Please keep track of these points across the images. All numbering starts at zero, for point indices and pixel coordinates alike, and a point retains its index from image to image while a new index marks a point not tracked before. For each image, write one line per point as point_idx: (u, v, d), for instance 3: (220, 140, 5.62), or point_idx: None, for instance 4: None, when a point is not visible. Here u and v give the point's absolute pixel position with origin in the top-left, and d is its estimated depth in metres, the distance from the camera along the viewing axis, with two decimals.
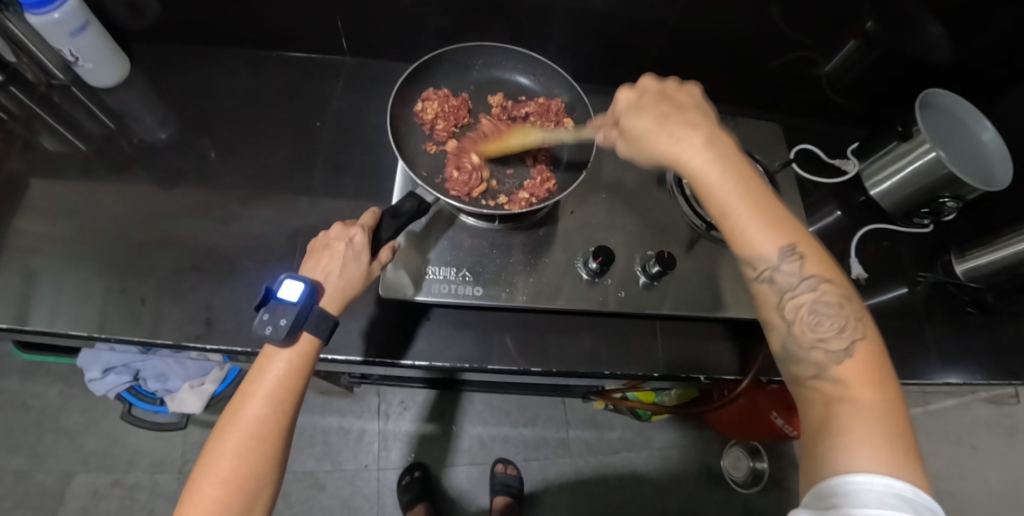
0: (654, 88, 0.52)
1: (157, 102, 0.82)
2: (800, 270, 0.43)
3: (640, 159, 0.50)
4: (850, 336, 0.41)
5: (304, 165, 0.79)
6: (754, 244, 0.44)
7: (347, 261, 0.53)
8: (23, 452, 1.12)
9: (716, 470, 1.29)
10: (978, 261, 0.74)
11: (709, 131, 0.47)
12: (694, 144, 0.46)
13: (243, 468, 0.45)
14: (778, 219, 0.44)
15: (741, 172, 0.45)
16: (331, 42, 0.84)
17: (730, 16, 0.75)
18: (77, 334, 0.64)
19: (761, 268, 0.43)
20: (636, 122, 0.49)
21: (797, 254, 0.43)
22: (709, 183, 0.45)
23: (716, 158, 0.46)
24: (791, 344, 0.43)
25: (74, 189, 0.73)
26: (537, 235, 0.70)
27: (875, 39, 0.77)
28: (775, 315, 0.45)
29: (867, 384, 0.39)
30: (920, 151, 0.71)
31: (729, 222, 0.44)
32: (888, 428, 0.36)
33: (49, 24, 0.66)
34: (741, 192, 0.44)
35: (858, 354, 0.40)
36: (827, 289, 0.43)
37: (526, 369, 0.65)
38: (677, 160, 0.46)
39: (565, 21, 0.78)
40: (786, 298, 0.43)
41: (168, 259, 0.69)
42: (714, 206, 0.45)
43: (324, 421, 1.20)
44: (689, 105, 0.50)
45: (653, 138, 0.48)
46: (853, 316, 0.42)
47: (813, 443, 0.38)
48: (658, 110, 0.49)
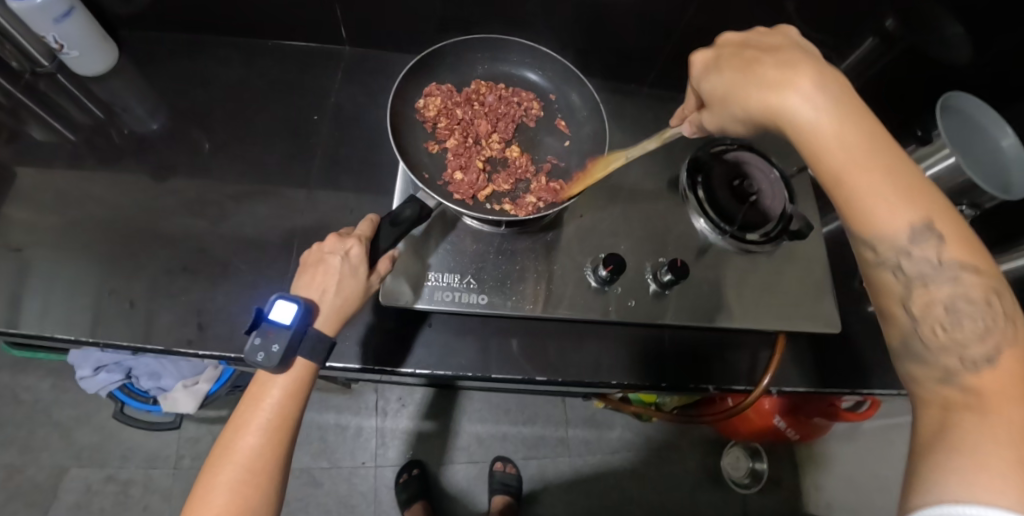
0: (742, 40, 0.46)
1: (148, 91, 0.78)
2: (936, 256, 0.38)
3: (728, 116, 0.45)
4: (995, 341, 0.36)
5: (302, 161, 0.76)
6: (878, 218, 0.39)
7: (343, 276, 0.51)
8: (15, 446, 1.10)
9: (714, 470, 1.29)
10: (990, 269, 0.76)
11: (822, 76, 0.40)
12: (802, 86, 0.39)
13: (238, 503, 0.44)
14: (912, 183, 0.38)
15: (860, 122, 0.39)
16: (328, 31, 0.80)
17: (747, 12, 0.72)
18: (64, 339, 0.61)
19: (886, 251, 0.39)
20: (723, 79, 0.45)
21: (933, 233, 0.38)
22: (824, 135, 0.39)
23: (830, 102, 0.39)
24: (915, 343, 0.39)
25: (61, 182, 0.70)
26: (543, 239, 0.68)
27: (894, 37, 0.76)
28: (898, 308, 0.40)
29: (1012, 398, 0.34)
30: (940, 155, 0.69)
31: (838, 188, 0.39)
32: None
33: (30, 10, 0.63)
34: (864, 152, 0.38)
35: (1004, 365, 0.35)
36: (971, 281, 0.38)
37: (531, 378, 0.63)
38: (779, 115, 0.41)
39: (575, 15, 0.75)
40: (916, 289, 0.39)
41: (159, 260, 0.66)
42: (826, 168, 0.39)
43: (321, 418, 1.19)
44: (784, 44, 0.44)
45: (741, 91, 0.43)
46: (997, 318, 0.37)
47: (922, 458, 0.34)
48: (752, 59, 0.43)
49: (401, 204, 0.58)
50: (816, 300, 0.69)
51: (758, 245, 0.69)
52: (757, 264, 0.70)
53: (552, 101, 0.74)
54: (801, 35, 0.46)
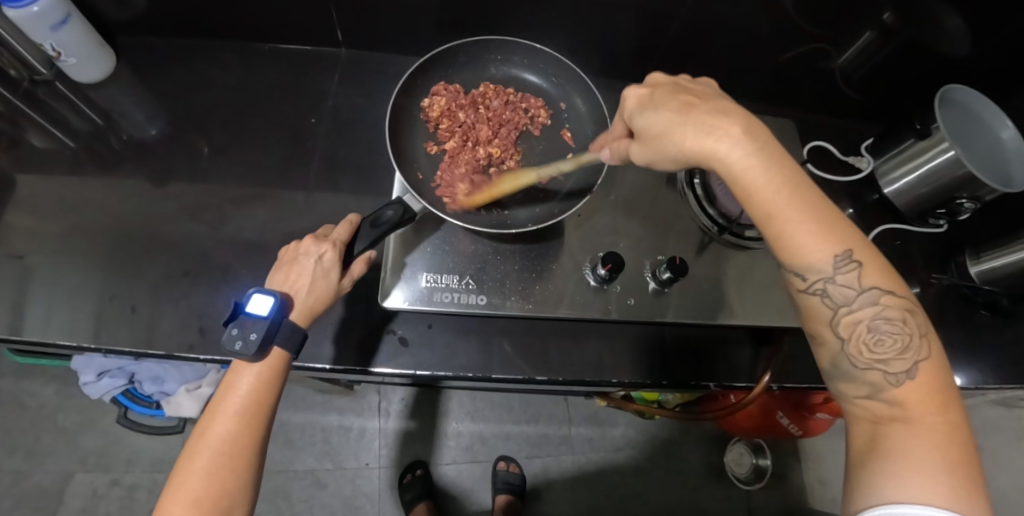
0: (665, 83, 0.49)
1: (146, 96, 0.79)
2: (856, 281, 0.42)
3: (663, 156, 0.46)
4: (911, 358, 0.41)
5: (301, 164, 0.76)
6: (807, 249, 0.43)
7: (316, 277, 0.52)
8: (21, 451, 1.11)
9: (718, 466, 1.29)
10: (993, 263, 0.73)
11: (740, 121, 0.44)
12: (729, 134, 0.43)
13: (215, 487, 0.45)
14: (832, 218, 0.43)
15: (781, 167, 0.43)
16: (326, 33, 0.81)
17: (744, 8, 0.72)
18: (67, 345, 0.61)
19: (813, 278, 0.43)
20: (654, 118, 0.46)
21: (853, 261, 0.42)
22: (751, 179, 0.43)
23: (754, 151, 0.43)
24: (844, 363, 0.43)
25: (61, 189, 0.71)
26: (542, 239, 0.67)
27: (892, 31, 0.74)
28: (827, 330, 0.44)
29: (929, 407, 0.40)
30: (938, 149, 0.69)
31: (773, 227, 0.43)
32: (950, 453, 0.37)
33: (27, 18, 0.63)
34: (789, 194, 0.42)
35: (920, 377, 0.41)
36: (887, 302, 0.43)
37: (531, 378, 0.63)
38: (710, 153, 0.43)
39: (571, 14, 0.75)
40: (841, 312, 0.43)
41: (159, 265, 0.66)
42: (761, 209, 0.43)
43: (324, 419, 1.19)
44: (709, 95, 0.47)
45: (676, 132, 0.44)
46: (912, 331, 0.42)
47: (859, 466, 0.40)
48: (677, 102, 0.46)
49: (384, 205, 0.58)
50: None
51: (757, 242, 0.69)
52: (758, 261, 0.70)
53: (560, 110, 0.73)
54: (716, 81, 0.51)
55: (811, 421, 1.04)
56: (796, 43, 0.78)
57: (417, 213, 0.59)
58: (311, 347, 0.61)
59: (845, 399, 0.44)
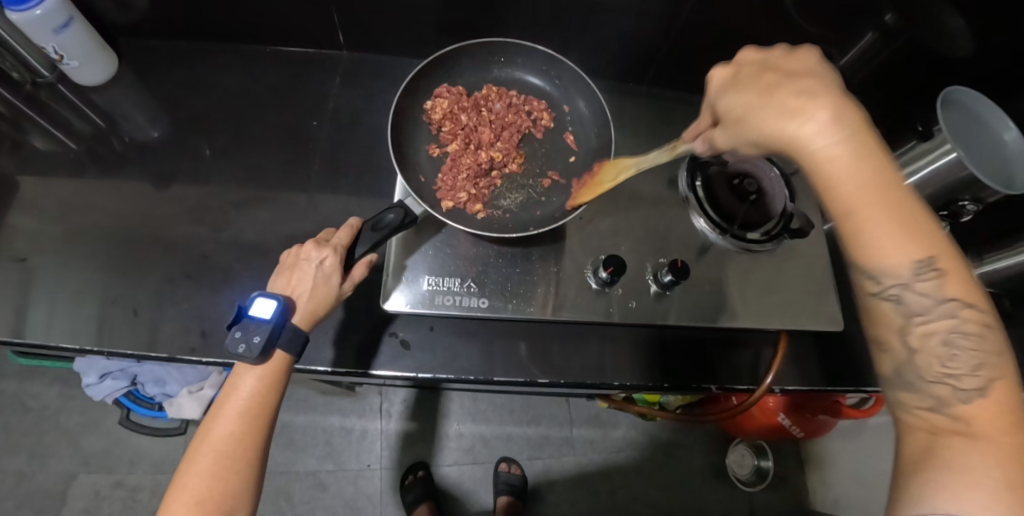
0: (753, 58, 0.45)
1: (147, 99, 0.79)
2: (935, 290, 0.40)
3: (737, 139, 0.45)
4: (985, 375, 0.38)
5: (302, 166, 0.76)
6: (885, 253, 0.40)
7: (316, 283, 0.52)
8: (24, 452, 1.11)
9: (720, 468, 1.29)
10: (996, 263, 0.74)
11: (835, 104, 0.40)
12: (821, 119, 0.39)
13: (217, 487, 0.45)
14: (916, 221, 0.40)
15: (876, 160, 0.39)
16: (326, 36, 0.81)
17: (745, 10, 0.72)
18: (70, 348, 0.61)
19: (888, 283, 0.40)
20: (733, 101, 0.44)
21: (934, 268, 0.39)
22: (833, 169, 0.39)
23: (841, 138, 0.39)
24: (910, 372, 0.41)
25: (64, 191, 0.71)
26: (543, 243, 0.67)
27: (894, 32, 0.75)
28: (895, 337, 0.42)
29: (999, 428, 0.36)
30: (940, 152, 0.69)
31: (846, 228, 0.40)
32: (1011, 475, 0.34)
33: (30, 21, 0.63)
34: (879, 194, 0.39)
35: (994, 396, 0.38)
36: (968, 316, 0.40)
37: (533, 381, 0.63)
38: (792, 139, 0.40)
39: (572, 16, 0.75)
40: (914, 320, 0.41)
41: (161, 268, 0.66)
42: (838, 207, 0.40)
43: (326, 421, 1.19)
44: (803, 69, 0.42)
45: (754, 115, 0.42)
46: (990, 351, 0.39)
47: (907, 473, 0.37)
48: (762, 82, 0.43)
49: (384, 210, 0.57)
50: (818, 298, 0.69)
51: (759, 245, 0.69)
52: (760, 263, 0.70)
53: (564, 113, 0.73)
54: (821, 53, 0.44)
55: (813, 422, 1.04)
56: (798, 44, 0.78)
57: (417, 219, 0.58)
58: (312, 350, 0.61)
59: (901, 408, 0.41)
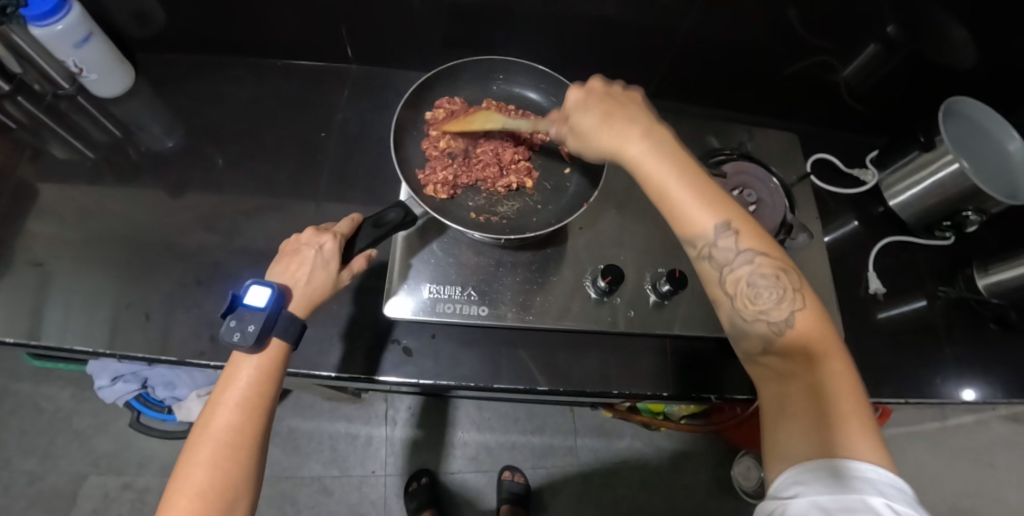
0: (600, 89, 0.53)
1: (163, 110, 0.81)
2: (735, 246, 0.44)
3: (587, 151, 0.52)
4: (790, 306, 0.43)
5: (309, 176, 0.78)
6: (693, 225, 0.45)
7: (315, 268, 0.53)
8: (37, 453, 1.13)
9: (726, 479, 1.28)
10: (1001, 276, 0.72)
11: (651, 129, 0.48)
12: (637, 140, 0.47)
13: (218, 478, 0.45)
14: (713, 195, 0.45)
15: (685, 165, 0.46)
16: (335, 50, 0.83)
17: (746, 21, 0.73)
18: (84, 350, 0.63)
19: (702, 247, 0.45)
20: (585, 119, 0.51)
21: (731, 231, 0.44)
22: (655, 176, 0.46)
23: (659, 152, 0.46)
24: (737, 319, 0.45)
25: (80, 198, 0.73)
26: (544, 252, 0.68)
27: (895, 43, 0.74)
28: (719, 291, 0.46)
29: (808, 352, 0.41)
30: (943, 162, 0.69)
31: (670, 212, 0.46)
32: (834, 393, 0.39)
33: (52, 36, 0.66)
34: (683, 182, 0.45)
35: (800, 323, 0.42)
36: (763, 262, 0.44)
37: (532, 388, 0.64)
38: (624, 155, 0.48)
39: (574, 30, 0.77)
40: (728, 274, 0.45)
41: (173, 273, 0.68)
42: (659, 196, 0.46)
43: (332, 426, 1.20)
44: (630, 103, 0.52)
45: (599, 137, 0.50)
46: (790, 286, 0.44)
47: (773, 421, 0.41)
48: (603, 108, 0.51)
49: (387, 208, 0.59)
50: None
51: None
52: None
53: None
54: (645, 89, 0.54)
55: None
56: (800, 55, 0.78)
57: (418, 218, 0.60)
58: (317, 355, 0.62)
59: (748, 358, 0.45)
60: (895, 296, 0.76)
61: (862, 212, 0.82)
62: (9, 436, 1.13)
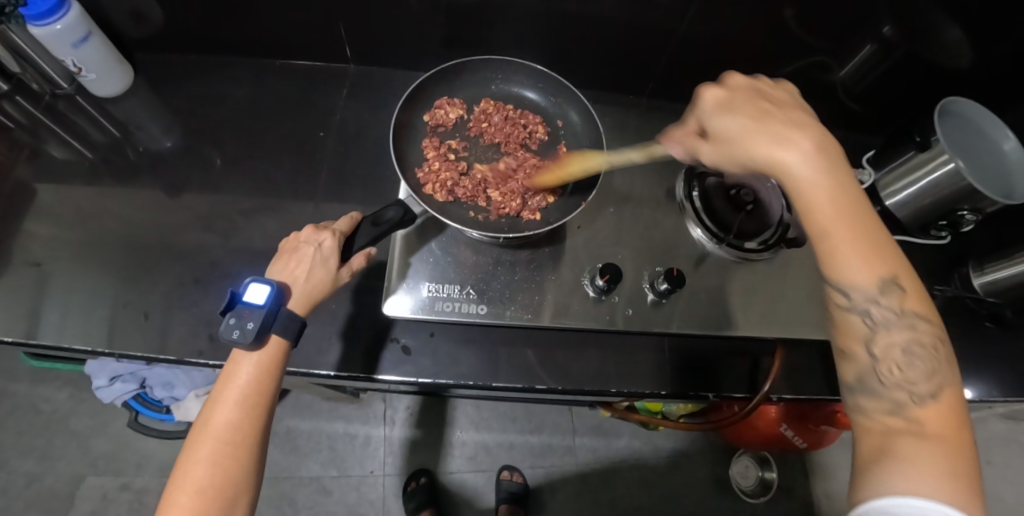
0: (748, 89, 0.50)
1: (161, 110, 0.81)
2: (898, 305, 0.42)
3: (726, 159, 0.48)
4: (938, 381, 0.41)
5: (308, 176, 0.78)
6: (853, 271, 0.43)
7: (314, 266, 0.54)
8: (34, 454, 1.13)
9: (724, 478, 1.28)
10: (997, 274, 0.73)
11: (813, 138, 0.45)
12: (800, 148, 0.44)
13: (218, 475, 0.45)
14: (881, 243, 0.43)
15: (848, 189, 0.44)
16: (334, 50, 0.83)
17: (744, 21, 0.73)
18: (83, 350, 0.63)
19: (854, 298, 0.43)
20: (726, 121, 0.47)
21: (897, 287, 0.42)
22: (813, 195, 0.43)
23: (822, 167, 0.44)
24: (869, 377, 0.43)
25: (79, 198, 0.73)
26: (542, 251, 0.69)
27: (892, 44, 0.75)
28: (859, 347, 0.44)
29: (947, 427, 0.39)
30: (938, 161, 0.70)
31: (827, 249, 0.43)
32: (958, 464, 0.36)
33: (51, 36, 0.66)
34: (848, 215, 0.43)
35: (943, 399, 0.40)
36: (920, 329, 0.43)
37: (530, 387, 0.64)
38: (778, 163, 0.44)
39: (572, 30, 0.77)
40: (876, 332, 0.43)
41: (172, 273, 0.68)
42: (816, 225, 0.43)
43: (331, 426, 1.20)
44: (786, 105, 0.48)
45: (747, 141, 0.46)
46: (944, 361, 0.42)
47: (868, 465, 0.39)
48: (754, 109, 0.47)
49: (387, 206, 0.59)
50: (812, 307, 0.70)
51: (754, 254, 0.70)
52: (757, 272, 0.71)
53: (557, 127, 0.74)
54: (798, 91, 0.51)
55: (816, 434, 1.03)
56: (797, 55, 0.78)
57: (417, 217, 0.60)
58: (316, 354, 0.62)
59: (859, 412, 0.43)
60: None
61: None
62: (7, 437, 1.13)
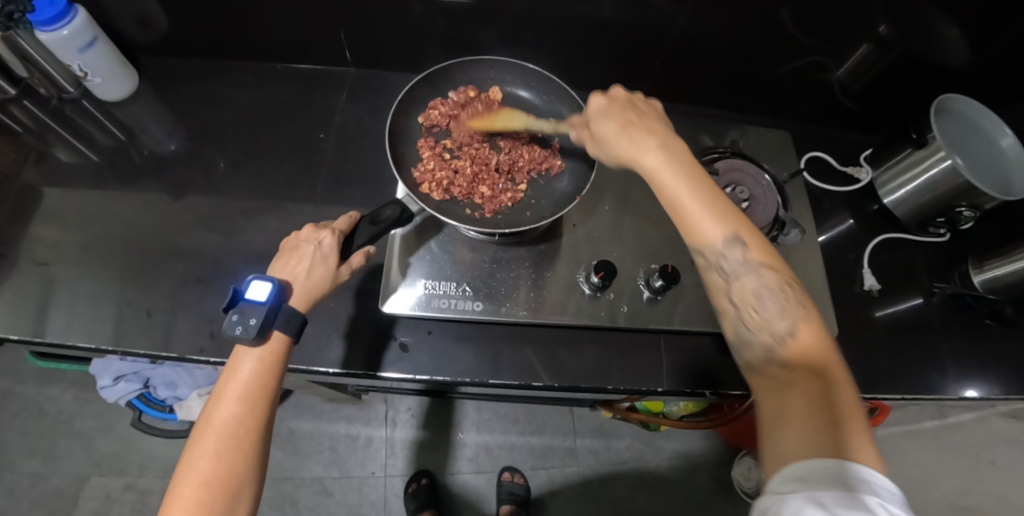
0: (626, 97, 0.56)
1: (166, 113, 0.83)
2: (743, 257, 0.46)
3: (605, 154, 0.54)
4: (794, 319, 0.44)
5: (309, 177, 0.79)
6: (703, 233, 0.47)
7: (315, 263, 0.54)
8: (39, 454, 1.14)
9: (727, 481, 1.27)
10: (996, 272, 0.72)
11: (668, 139, 0.51)
12: (652, 146, 0.50)
13: (224, 468, 0.45)
14: (726, 205, 0.48)
15: (693, 170, 0.49)
16: (334, 53, 0.84)
17: (740, 21, 0.74)
18: (87, 347, 0.64)
19: (710, 255, 0.47)
20: (603, 123, 0.54)
21: (741, 241, 0.46)
22: (666, 179, 0.49)
23: (672, 158, 0.50)
24: (742, 329, 0.46)
25: (84, 199, 0.74)
26: (538, 249, 0.69)
27: (888, 43, 0.75)
28: (726, 301, 0.48)
29: (812, 361, 0.41)
30: (935, 158, 0.70)
31: (679, 218, 0.48)
32: (835, 406, 0.37)
33: (58, 40, 0.67)
34: (694, 185, 0.48)
35: (802, 334, 0.43)
36: (771, 275, 0.46)
37: (527, 384, 0.64)
38: (641, 160, 0.50)
39: (569, 32, 0.78)
40: (733, 284, 0.47)
41: (174, 271, 0.69)
42: (670, 202, 0.48)
43: (332, 428, 1.21)
44: (651, 114, 0.55)
45: (618, 139, 0.52)
46: (795, 301, 0.45)
47: (762, 423, 0.40)
48: (623, 116, 0.54)
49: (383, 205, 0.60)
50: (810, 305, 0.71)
51: None
52: None
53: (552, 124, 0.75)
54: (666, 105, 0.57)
55: None
56: (794, 55, 0.79)
57: (414, 214, 0.61)
58: (316, 352, 0.63)
59: (747, 368, 0.45)
60: (891, 293, 0.76)
61: (856, 210, 0.83)
62: (12, 437, 1.14)
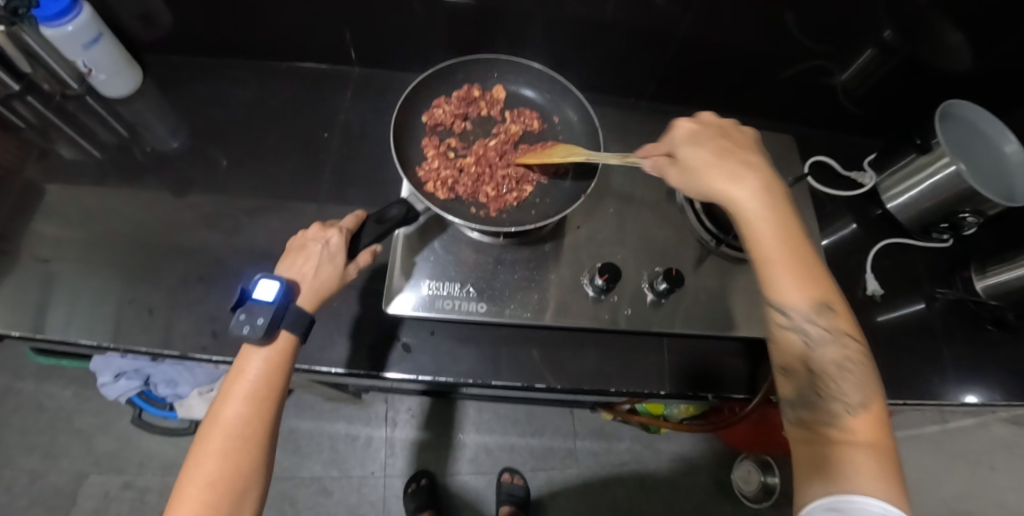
0: (719, 128, 0.55)
1: (170, 111, 0.83)
2: (827, 321, 0.46)
3: (683, 184, 0.53)
4: (863, 390, 0.44)
5: (312, 176, 0.79)
6: (786, 288, 0.46)
7: (322, 262, 0.54)
8: (38, 452, 1.14)
9: (726, 484, 1.27)
10: (997, 278, 0.72)
11: (760, 173, 0.50)
12: (749, 182, 0.49)
13: (230, 468, 0.45)
14: (812, 262, 0.47)
15: (785, 218, 0.48)
16: (338, 52, 0.84)
17: (745, 25, 0.74)
18: (88, 344, 0.64)
19: (790, 312, 0.46)
20: (693, 152, 0.52)
21: (825, 304, 0.46)
22: (756, 222, 0.48)
23: (766, 201, 0.49)
24: (805, 391, 0.46)
25: (88, 196, 0.74)
26: (541, 250, 0.69)
27: (891, 48, 0.75)
28: (796, 359, 0.47)
29: (877, 435, 0.42)
30: (939, 164, 0.70)
31: (764, 271, 0.47)
32: (888, 468, 0.40)
33: (62, 36, 0.67)
34: (783, 238, 0.47)
35: (868, 407, 0.43)
36: (846, 341, 0.46)
37: (529, 386, 0.64)
38: (728, 197, 0.50)
39: (573, 34, 0.78)
40: (811, 346, 0.46)
41: (177, 269, 0.69)
42: (756, 247, 0.48)
43: (332, 427, 1.21)
44: (744, 145, 0.53)
45: (706, 171, 0.51)
46: (864, 373, 0.45)
47: (809, 474, 0.42)
48: (717, 146, 0.52)
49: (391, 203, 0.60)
50: None
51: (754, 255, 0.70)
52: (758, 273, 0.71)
53: (554, 122, 0.75)
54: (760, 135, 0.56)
55: None
56: (797, 59, 0.79)
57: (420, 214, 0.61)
58: (318, 352, 0.63)
59: (796, 422, 0.46)
60: (893, 298, 0.76)
61: (859, 214, 0.83)
62: (11, 434, 1.14)
